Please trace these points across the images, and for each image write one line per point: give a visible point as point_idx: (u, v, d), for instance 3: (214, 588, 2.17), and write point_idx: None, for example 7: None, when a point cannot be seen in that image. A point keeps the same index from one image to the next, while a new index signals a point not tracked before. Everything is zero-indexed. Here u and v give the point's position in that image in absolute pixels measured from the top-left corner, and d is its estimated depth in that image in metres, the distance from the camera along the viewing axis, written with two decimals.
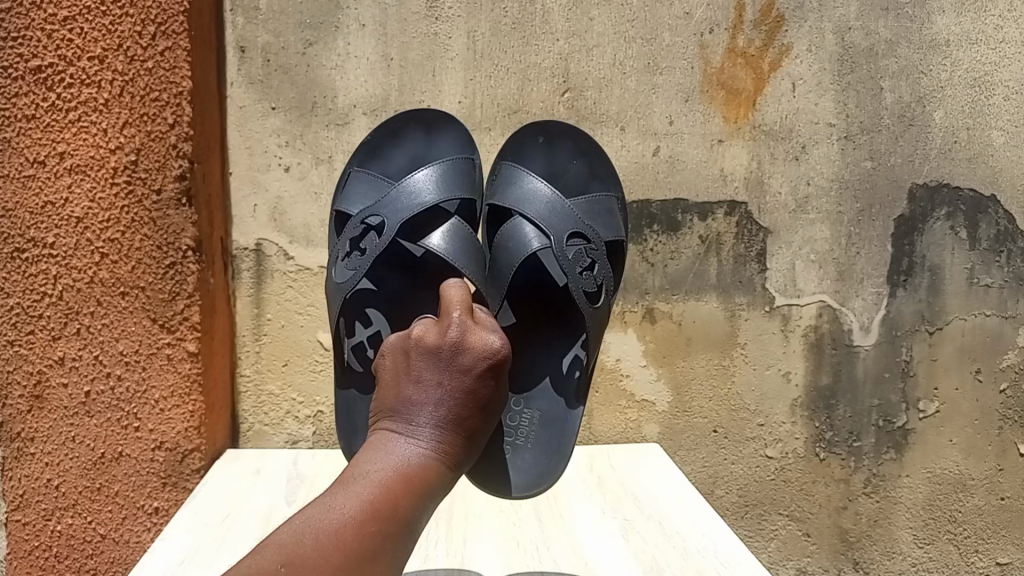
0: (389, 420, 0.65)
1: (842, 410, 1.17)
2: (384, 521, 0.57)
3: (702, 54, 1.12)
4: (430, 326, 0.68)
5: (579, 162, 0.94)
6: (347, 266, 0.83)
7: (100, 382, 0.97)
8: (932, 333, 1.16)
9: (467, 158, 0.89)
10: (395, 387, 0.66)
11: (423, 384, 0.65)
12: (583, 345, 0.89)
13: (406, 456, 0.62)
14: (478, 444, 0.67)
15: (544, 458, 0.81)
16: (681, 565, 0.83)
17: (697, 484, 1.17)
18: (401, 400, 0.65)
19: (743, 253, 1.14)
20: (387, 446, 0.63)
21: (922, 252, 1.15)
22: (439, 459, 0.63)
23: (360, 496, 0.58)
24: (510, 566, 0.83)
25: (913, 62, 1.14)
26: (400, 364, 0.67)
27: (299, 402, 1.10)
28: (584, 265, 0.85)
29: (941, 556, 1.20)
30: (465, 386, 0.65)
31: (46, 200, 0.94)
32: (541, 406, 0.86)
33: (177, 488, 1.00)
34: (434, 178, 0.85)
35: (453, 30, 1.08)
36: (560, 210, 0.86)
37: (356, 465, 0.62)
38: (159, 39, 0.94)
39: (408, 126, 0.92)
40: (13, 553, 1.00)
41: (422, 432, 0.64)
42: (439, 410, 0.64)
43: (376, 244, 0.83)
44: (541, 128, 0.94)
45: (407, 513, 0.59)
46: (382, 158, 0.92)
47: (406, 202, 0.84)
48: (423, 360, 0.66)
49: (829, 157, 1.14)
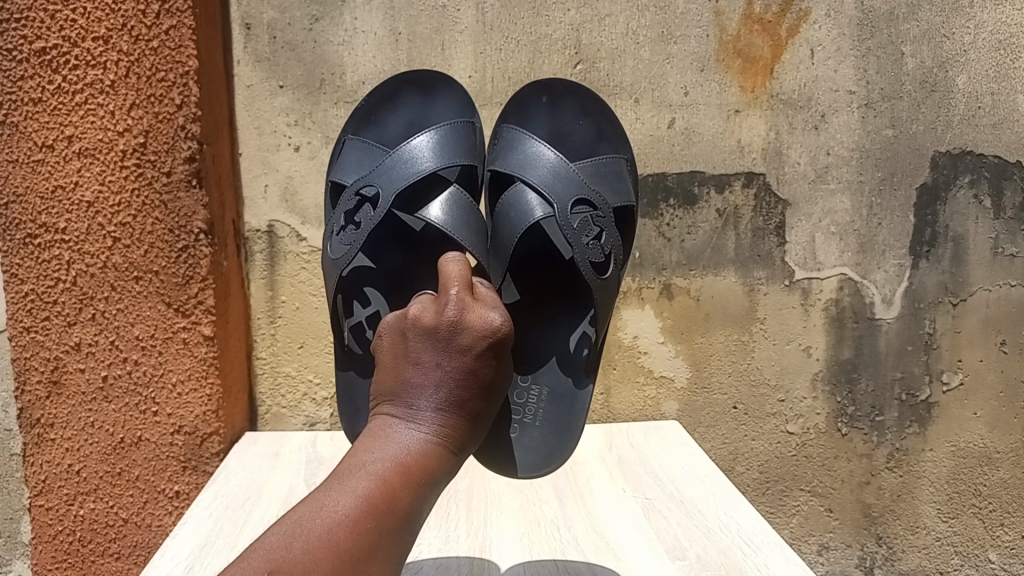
0: (389, 404, 0.64)
1: (864, 384, 1.15)
2: (381, 515, 0.56)
3: (717, 21, 1.09)
4: (428, 305, 0.66)
5: (585, 122, 0.93)
6: (341, 240, 0.82)
7: (117, 368, 0.97)
8: (956, 304, 1.14)
9: (466, 122, 0.87)
10: (394, 369, 0.65)
11: (422, 365, 0.64)
12: (591, 320, 0.87)
13: (407, 443, 0.61)
14: (484, 423, 0.66)
15: (552, 437, 0.79)
16: (705, 544, 0.82)
17: (718, 461, 1.16)
18: (401, 384, 0.64)
19: (761, 226, 1.12)
20: (388, 433, 0.62)
21: (945, 222, 1.13)
22: (440, 443, 0.62)
23: (357, 490, 0.56)
24: (531, 549, 0.82)
25: (935, 26, 1.10)
26: (398, 345, 0.65)
27: (315, 384, 1.10)
28: (591, 234, 0.82)
29: (966, 530, 1.19)
30: (465, 367, 0.63)
31: (56, 184, 0.94)
32: (548, 381, 0.84)
33: (197, 472, 0.99)
34: (432, 145, 0.83)
35: (461, 2, 1.06)
36: (563, 175, 0.85)
37: (354, 455, 0.60)
38: (164, 18, 0.92)
39: (403, 92, 0.92)
40: (39, 538, 1.01)
41: (422, 417, 0.62)
42: (439, 393, 0.63)
43: (371, 215, 0.81)
44: (543, 88, 0.93)
45: (406, 504, 0.58)
46: (378, 124, 0.91)
47: (402, 170, 0.82)
48: (421, 341, 0.64)
49: (849, 126, 1.11)
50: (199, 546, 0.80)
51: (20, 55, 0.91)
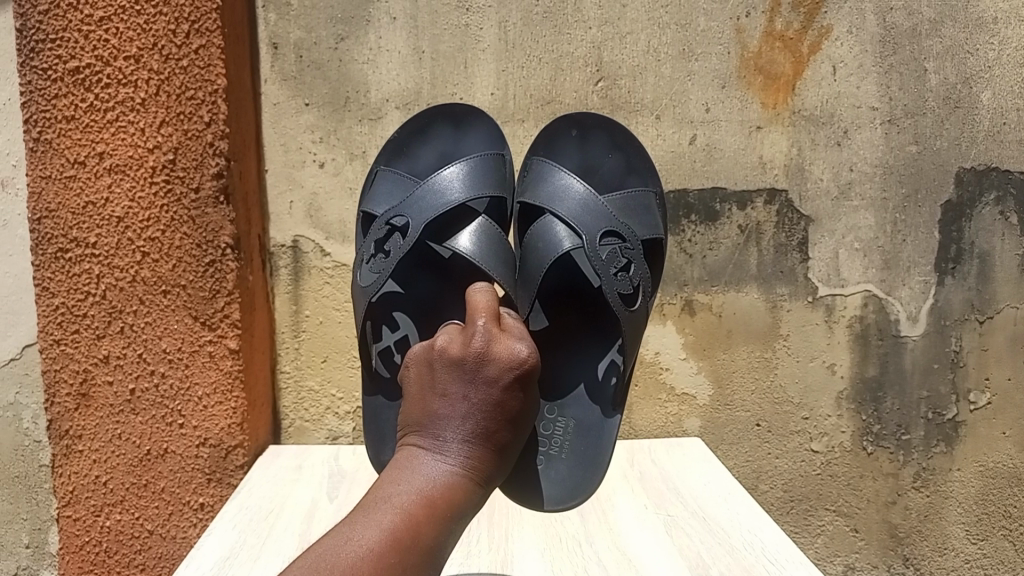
0: (416, 435, 0.65)
1: (890, 402, 1.14)
2: (406, 549, 0.56)
3: (739, 38, 1.10)
4: (455, 336, 0.67)
5: (614, 155, 0.93)
6: (370, 268, 0.83)
7: (144, 380, 0.98)
8: (982, 321, 1.13)
9: (497, 155, 0.88)
10: (421, 400, 0.66)
11: (449, 397, 0.64)
12: (618, 349, 0.87)
13: (433, 475, 0.61)
14: (509, 455, 0.66)
15: (579, 469, 0.79)
16: (728, 562, 0.81)
17: (740, 480, 1.15)
18: (428, 415, 0.65)
19: (784, 242, 1.11)
20: (414, 465, 0.62)
21: (971, 238, 1.12)
22: (466, 476, 0.62)
23: (382, 524, 0.57)
24: (553, 566, 0.82)
25: (959, 42, 1.10)
26: (425, 375, 0.67)
27: (338, 398, 1.11)
28: (618, 265, 0.83)
29: (995, 552, 1.17)
30: (492, 399, 0.64)
31: (87, 200, 0.96)
32: (575, 414, 0.84)
33: (222, 484, 1.00)
34: (462, 176, 0.84)
35: (484, 21, 1.07)
36: (592, 208, 0.85)
37: (380, 486, 0.61)
38: (194, 37, 0.94)
39: (434, 123, 0.92)
40: (65, 548, 1.02)
41: (449, 449, 0.63)
42: (466, 424, 0.64)
43: (401, 245, 0.82)
44: (574, 121, 0.92)
45: (432, 539, 0.58)
46: (410, 156, 0.92)
47: (432, 201, 0.83)
48: (448, 372, 0.65)
49: (872, 142, 1.11)
50: (223, 559, 0.81)
51: (55, 74, 0.94)
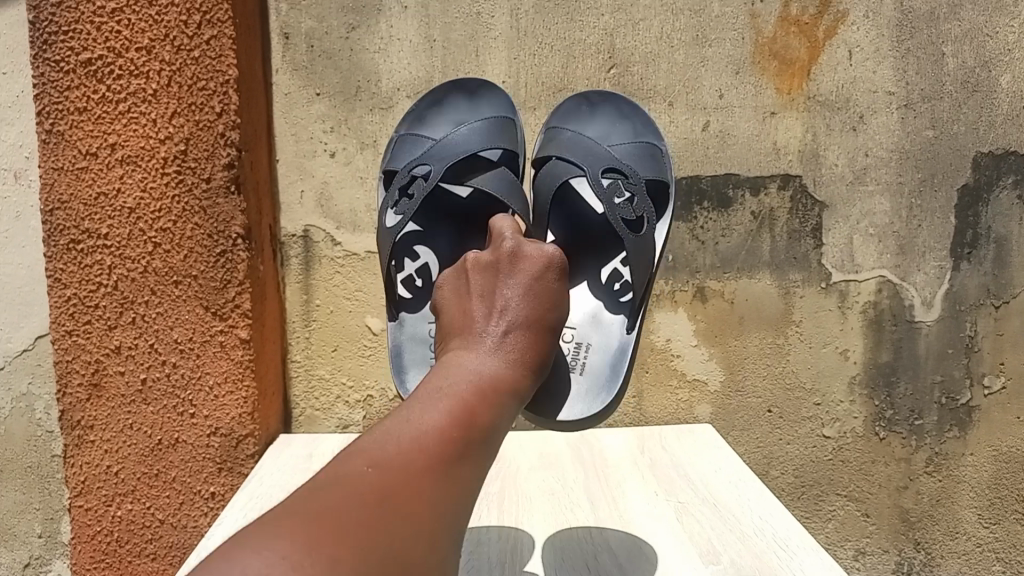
0: (458, 339, 0.68)
1: (903, 387, 1.14)
2: (466, 424, 0.58)
3: (754, 24, 1.08)
4: (484, 252, 0.74)
5: (623, 124, 0.92)
6: (395, 212, 0.86)
7: (156, 370, 0.99)
8: (998, 307, 1.12)
9: (511, 113, 0.90)
10: (459, 313, 0.70)
11: (486, 303, 0.70)
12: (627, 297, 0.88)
13: (481, 365, 0.63)
14: (548, 360, 0.70)
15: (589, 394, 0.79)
16: (738, 548, 0.81)
17: (752, 466, 1.15)
18: (468, 322, 0.69)
19: (797, 228, 1.10)
20: (459, 359, 0.64)
21: (987, 223, 1.11)
22: (512, 363, 0.65)
23: (441, 403, 0.58)
24: (562, 552, 0.83)
25: (979, 25, 1.08)
26: (461, 292, 0.72)
27: (349, 386, 1.11)
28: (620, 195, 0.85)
29: (1007, 537, 1.17)
30: (530, 292, 0.70)
31: (99, 191, 0.96)
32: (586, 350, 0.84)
33: (232, 474, 1.01)
34: (477, 128, 0.88)
35: (495, 8, 1.06)
36: (591, 151, 0.87)
37: (429, 378, 0.62)
38: (205, 28, 0.94)
39: (450, 95, 0.93)
40: (78, 537, 1.04)
41: (492, 344, 0.66)
42: (507, 320, 0.68)
43: (422, 186, 0.84)
44: (582, 98, 0.93)
45: (488, 419, 0.59)
46: (426, 125, 0.91)
47: (449, 147, 0.87)
48: (484, 277, 0.72)
49: (888, 127, 1.09)
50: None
51: (67, 66, 0.94)
